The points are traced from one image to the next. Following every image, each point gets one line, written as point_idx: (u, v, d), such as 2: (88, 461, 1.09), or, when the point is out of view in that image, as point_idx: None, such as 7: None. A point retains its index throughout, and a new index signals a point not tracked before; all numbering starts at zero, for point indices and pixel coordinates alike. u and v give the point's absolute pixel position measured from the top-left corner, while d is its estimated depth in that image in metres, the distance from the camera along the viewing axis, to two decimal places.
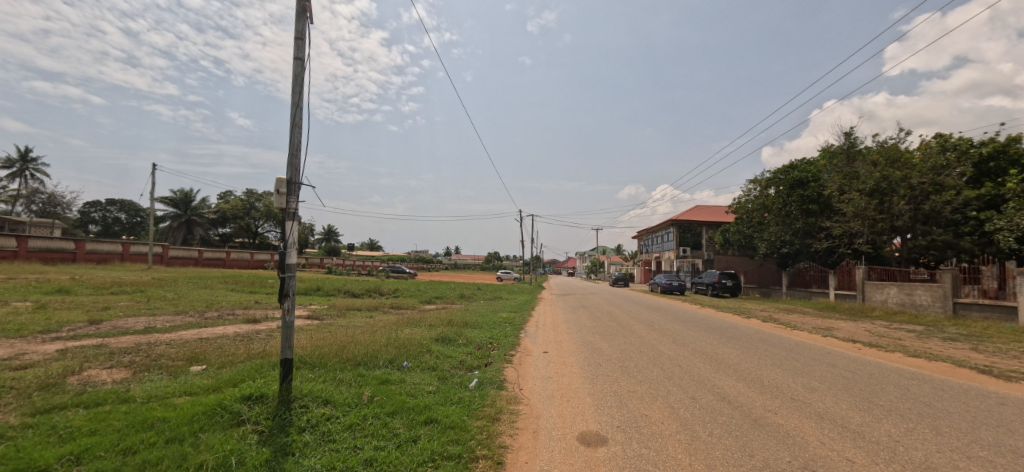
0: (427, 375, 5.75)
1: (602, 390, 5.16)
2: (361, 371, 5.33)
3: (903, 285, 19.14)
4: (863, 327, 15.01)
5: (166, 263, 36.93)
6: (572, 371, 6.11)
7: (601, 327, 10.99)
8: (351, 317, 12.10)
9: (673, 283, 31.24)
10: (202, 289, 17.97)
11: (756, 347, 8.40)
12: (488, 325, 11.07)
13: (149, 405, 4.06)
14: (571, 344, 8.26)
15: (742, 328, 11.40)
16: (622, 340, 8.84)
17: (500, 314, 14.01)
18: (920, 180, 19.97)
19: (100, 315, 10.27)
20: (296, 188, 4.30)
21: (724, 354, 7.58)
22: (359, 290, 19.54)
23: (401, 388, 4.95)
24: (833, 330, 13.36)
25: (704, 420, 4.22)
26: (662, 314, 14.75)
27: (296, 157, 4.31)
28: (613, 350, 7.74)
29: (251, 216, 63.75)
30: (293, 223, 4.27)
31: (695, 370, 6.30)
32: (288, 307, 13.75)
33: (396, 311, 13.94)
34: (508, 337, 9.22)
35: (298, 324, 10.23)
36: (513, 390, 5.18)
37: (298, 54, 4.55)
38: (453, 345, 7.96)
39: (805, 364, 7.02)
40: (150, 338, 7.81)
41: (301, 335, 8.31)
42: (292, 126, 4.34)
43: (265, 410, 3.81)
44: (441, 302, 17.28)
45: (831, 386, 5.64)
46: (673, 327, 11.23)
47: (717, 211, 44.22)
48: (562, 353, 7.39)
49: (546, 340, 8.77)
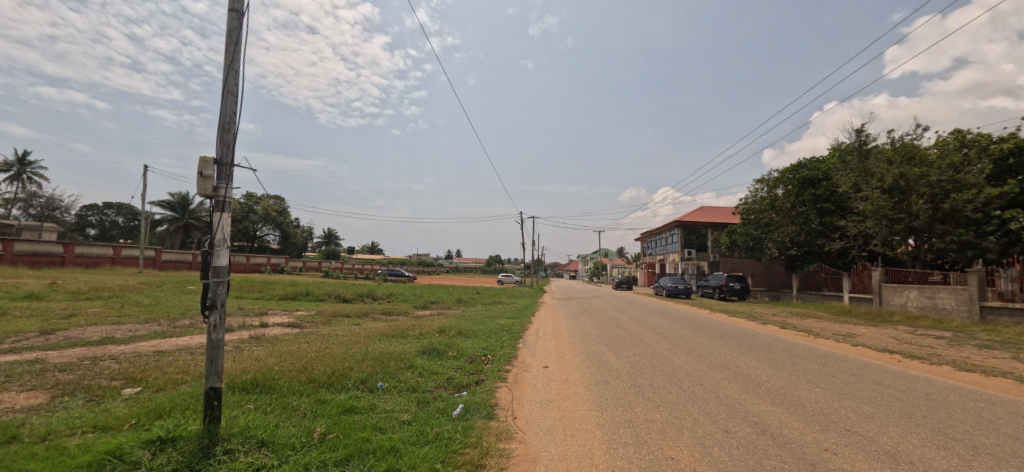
0: (405, 400, 4.86)
1: (614, 420, 4.23)
2: (322, 397, 4.43)
3: (924, 287, 18.10)
4: (887, 333, 14.01)
5: (159, 267, 36.13)
6: (578, 393, 5.17)
7: (607, 335, 10.07)
8: (337, 325, 11.21)
9: (679, 286, 30.28)
10: (186, 294, 17.10)
11: (783, 360, 7.46)
12: (483, 333, 10.16)
13: (33, 449, 3.15)
14: (574, 357, 7.35)
15: (760, 336, 10.46)
16: (631, 351, 7.92)
17: (498, 320, 13.11)
18: (940, 178, 19.07)
19: (59, 324, 9.38)
20: (229, 170, 3.41)
21: (749, 369, 6.66)
22: (351, 295, 18.66)
23: (366, 420, 4.03)
24: (856, 337, 12.40)
25: (748, 465, 3.29)
26: (671, 320, 13.85)
27: (229, 131, 3.44)
28: (623, 363, 6.83)
29: (249, 219, 63.08)
30: (222, 213, 3.36)
31: (721, 390, 5.37)
32: (271, 314, 12.89)
33: (387, 318, 13.06)
34: (504, 348, 8.29)
35: (274, 333, 9.32)
36: (505, 420, 4.27)
37: (234, 5, 3.68)
38: (441, 358, 7.05)
39: (845, 381, 6.08)
40: (99, 351, 6.91)
41: (270, 348, 7.38)
42: (223, 93, 3.48)
43: (174, 458, 2.89)
44: (436, 308, 16.33)
45: (888, 412, 4.72)
46: (684, 335, 10.29)
47: (722, 212, 43.25)
48: (565, 369, 6.47)
49: (547, 352, 7.85)
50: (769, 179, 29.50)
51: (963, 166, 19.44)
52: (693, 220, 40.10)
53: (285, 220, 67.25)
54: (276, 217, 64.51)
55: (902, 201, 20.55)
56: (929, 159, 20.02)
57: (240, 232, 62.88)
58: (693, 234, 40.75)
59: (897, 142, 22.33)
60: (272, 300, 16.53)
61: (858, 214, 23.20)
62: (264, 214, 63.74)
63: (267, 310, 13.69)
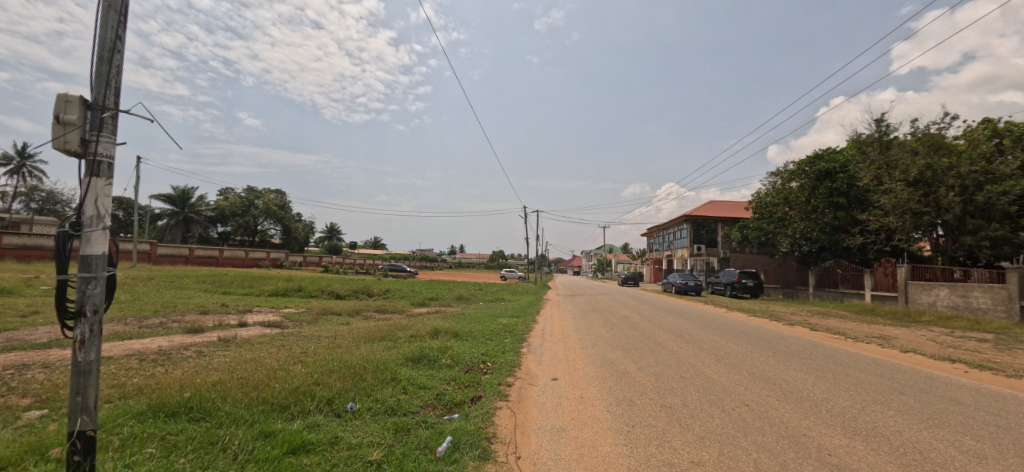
0: (379, 428, 3.81)
1: (650, 462, 3.19)
2: (267, 427, 3.41)
3: (956, 285, 16.89)
4: (923, 335, 12.83)
5: (154, 262, 35.35)
6: (597, 419, 4.13)
7: (621, 338, 9.00)
8: (322, 324, 10.25)
9: (689, 283, 29.09)
10: (171, 289, 16.17)
11: (831, 372, 6.38)
12: (482, 335, 9.11)
13: None
14: (587, 366, 6.33)
15: (792, 339, 9.37)
16: (652, 358, 6.89)
17: (499, 320, 12.08)
18: (971, 169, 17.83)
19: (11, 322, 8.45)
20: (105, 116, 2.42)
21: (797, 384, 5.61)
22: (345, 291, 17.69)
23: (319, 464, 2.99)
24: (892, 339, 11.26)
25: None
26: (687, 320, 12.73)
27: (106, 64, 2.45)
28: (645, 375, 5.81)
29: (251, 213, 62.55)
30: (98, 181, 2.35)
31: (776, 415, 4.32)
32: (255, 312, 11.92)
33: (380, 317, 12.05)
34: (506, 354, 7.26)
35: (248, 335, 8.30)
36: (507, 460, 3.25)
37: None
38: (431, 367, 6.06)
39: (919, 400, 5.02)
40: (31, 358, 5.91)
41: (235, 356, 6.40)
42: (104, 8, 2.47)
43: None
44: (434, 306, 15.28)
45: (1003, 450, 3.64)
46: (707, 338, 9.22)
47: (733, 206, 41.88)
48: (579, 383, 5.43)
49: (555, 360, 6.82)
50: (784, 171, 28.25)
51: (994, 156, 18.16)
52: (702, 215, 38.78)
53: (286, 215, 66.53)
54: (277, 211, 63.81)
55: (928, 194, 19.32)
56: (958, 149, 18.76)
57: (241, 226, 62.35)
58: (702, 229, 39.42)
59: (922, 132, 21.07)
60: (260, 296, 15.59)
61: (880, 207, 21.94)
62: (265, 208, 63.18)
63: (250, 308, 12.75)
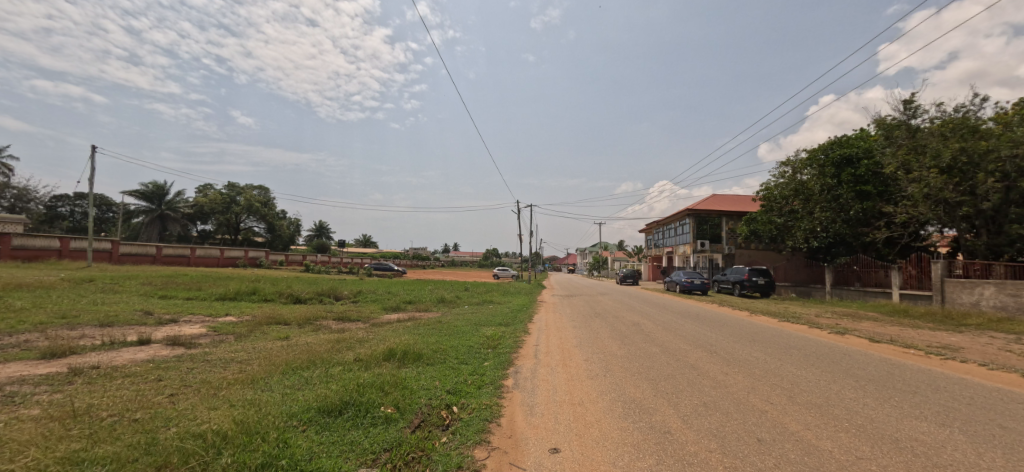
0: None
1: None
2: None
3: (1004, 284, 14.86)
4: (990, 343, 10.70)
5: (115, 261, 32.58)
6: None
7: (637, 359, 6.75)
8: (252, 340, 7.95)
9: (694, 281, 27.01)
10: (97, 293, 13.64)
11: (975, 421, 4.18)
12: (457, 355, 6.88)
13: None
14: (603, 419, 4.04)
15: (860, 356, 7.18)
16: (698, 400, 4.63)
17: (483, 329, 9.86)
18: (1013, 152, 15.79)
19: None
20: None
21: (956, 457, 3.39)
22: (306, 293, 15.28)
23: None
24: (962, 351, 9.18)
25: None
26: (711, 327, 10.53)
27: None
28: (705, 442, 3.51)
29: (232, 211, 59.48)
30: None
31: None
32: (177, 323, 9.54)
33: (334, 327, 9.73)
34: (481, 390, 5.05)
35: (125, 361, 5.95)
36: None
37: None
38: (356, 425, 3.82)
39: None
40: None
41: (36, 411, 4.03)
42: None
43: None
44: (409, 312, 12.97)
45: None
46: (752, 356, 7.02)
47: (738, 201, 39.73)
48: (595, 462, 3.16)
49: (553, 403, 4.54)
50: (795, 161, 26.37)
51: None
52: (706, 209, 36.67)
53: (270, 213, 63.44)
54: (260, 207, 60.55)
55: (962, 181, 17.37)
56: (994, 132, 16.78)
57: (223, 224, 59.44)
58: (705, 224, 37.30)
59: (948, 115, 19.14)
60: (202, 301, 13.17)
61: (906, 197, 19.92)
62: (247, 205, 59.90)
63: (177, 317, 10.34)
